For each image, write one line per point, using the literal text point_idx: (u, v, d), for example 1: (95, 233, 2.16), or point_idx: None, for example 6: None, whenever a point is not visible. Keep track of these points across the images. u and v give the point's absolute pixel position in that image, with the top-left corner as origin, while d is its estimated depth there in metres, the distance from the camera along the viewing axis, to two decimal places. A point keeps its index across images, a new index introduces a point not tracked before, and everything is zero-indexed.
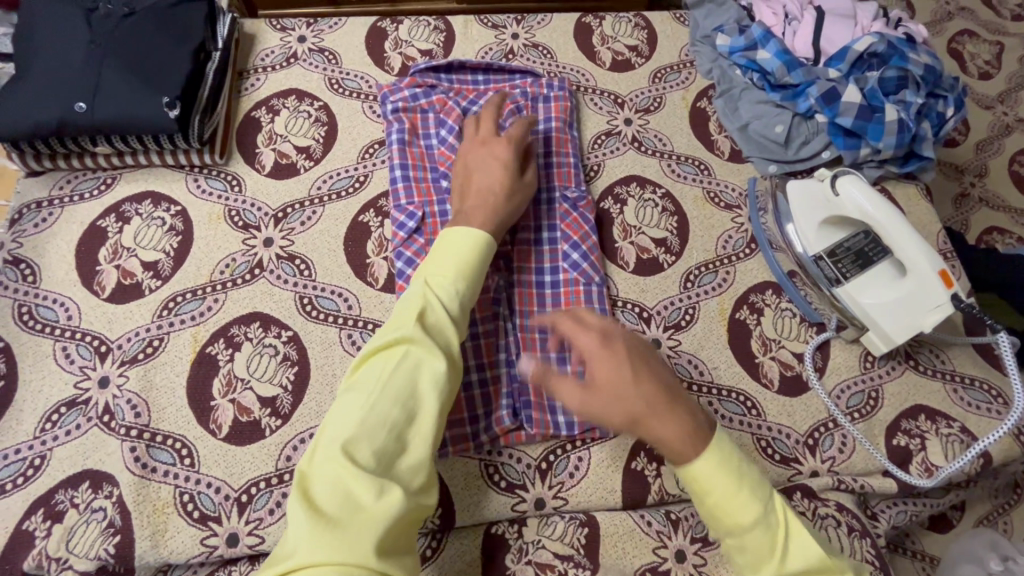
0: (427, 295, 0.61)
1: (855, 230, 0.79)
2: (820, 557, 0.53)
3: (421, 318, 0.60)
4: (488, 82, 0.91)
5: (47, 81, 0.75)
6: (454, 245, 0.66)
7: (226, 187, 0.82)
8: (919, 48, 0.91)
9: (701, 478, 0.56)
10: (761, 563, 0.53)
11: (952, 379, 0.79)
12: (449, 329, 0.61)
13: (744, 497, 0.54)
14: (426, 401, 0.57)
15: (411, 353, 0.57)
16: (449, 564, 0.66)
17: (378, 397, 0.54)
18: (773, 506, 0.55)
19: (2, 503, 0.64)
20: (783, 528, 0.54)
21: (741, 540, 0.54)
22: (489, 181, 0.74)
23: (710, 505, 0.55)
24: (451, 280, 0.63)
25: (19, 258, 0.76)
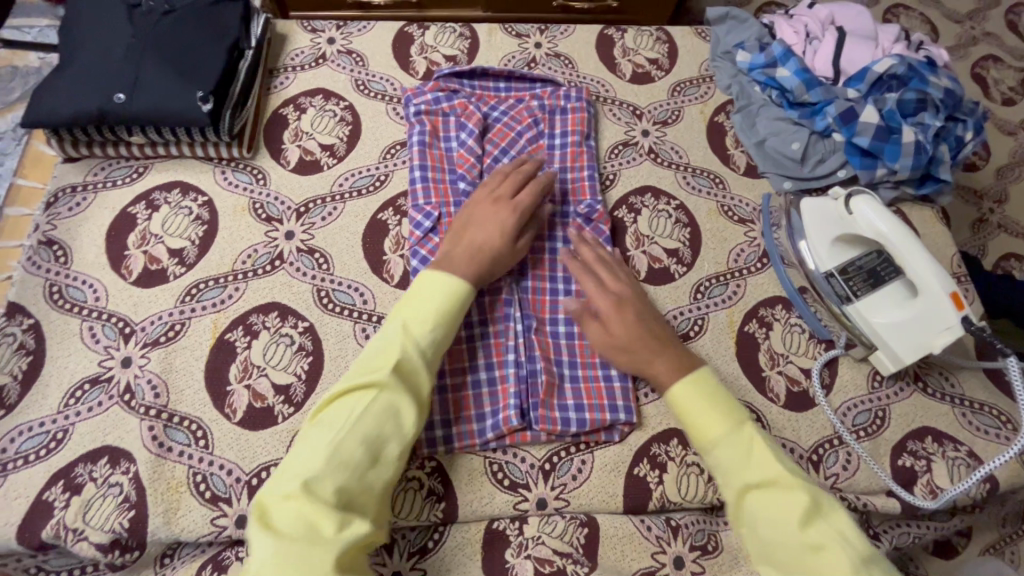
0: (404, 341, 0.64)
1: (869, 249, 0.79)
2: (778, 473, 0.60)
3: (394, 366, 0.62)
4: (510, 90, 0.94)
5: (89, 72, 0.79)
6: (439, 291, 0.67)
7: (252, 180, 0.85)
8: (939, 71, 0.91)
9: (686, 403, 0.66)
10: (730, 474, 0.62)
11: (960, 403, 0.79)
12: (421, 376, 0.64)
13: (714, 414, 0.64)
14: (389, 446, 0.60)
15: (379, 399, 0.60)
16: (451, 556, 0.69)
17: (342, 440, 0.58)
18: (742, 428, 0.64)
19: (24, 473, 0.66)
20: (752, 445, 0.62)
21: (712, 454, 0.63)
22: (484, 236, 0.73)
23: (687, 422, 0.66)
24: (429, 327, 0.65)
25: (52, 240, 0.79)
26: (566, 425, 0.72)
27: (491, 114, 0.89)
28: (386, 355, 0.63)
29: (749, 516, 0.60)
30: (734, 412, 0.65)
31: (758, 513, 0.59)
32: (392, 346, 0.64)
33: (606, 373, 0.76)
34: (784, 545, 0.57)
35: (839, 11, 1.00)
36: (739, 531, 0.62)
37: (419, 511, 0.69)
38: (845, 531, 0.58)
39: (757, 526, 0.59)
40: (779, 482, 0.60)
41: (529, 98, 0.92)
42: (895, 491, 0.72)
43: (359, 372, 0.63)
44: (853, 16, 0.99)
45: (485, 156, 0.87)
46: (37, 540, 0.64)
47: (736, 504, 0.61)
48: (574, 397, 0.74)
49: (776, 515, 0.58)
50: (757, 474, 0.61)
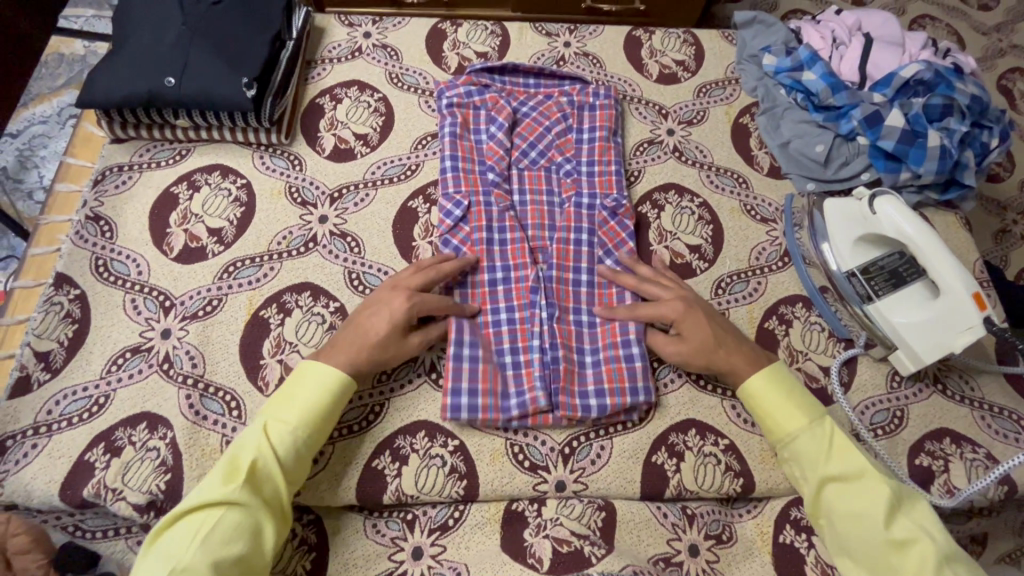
0: (261, 446, 0.63)
1: (890, 250, 0.81)
2: (858, 466, 0.65)
3: (248, 475, 0.60)
4: (540, 87, 0.96)
5: (141, 56, 0.82)
6: (314, 392, 0.67)
7: (288, 165, 0.88)
8: (967, 78, 0.92)
9: (761, 400, 0.71)
10: (811, 467, 0.67)
11: (979, 405, 0.79)
12: (280, 483, 0.62)
13: (790, 410, 0.70)
14: (245, 562, 0.58)
15: (234, 512, 0.58)
16: (470, 533, 0.71)
17: (188, 562, 0.54)
18: (820, 422, 0.69)
19: (68, 434, 0.69)
20: (829, 440, 0.67)
21: (791, 448, 0.69)
22: (372, 322, 0.70)
23: (764, 416, 0.71)
24: (295, 429, 0.64)
25: (99, 216, 0.83)
26: (586, 412, 0.73)
27: (520, 110, 0.92)
28: (239, 463, 0.61)
29: (829, 507, 0.66)
30: (812, 408, 0.70)
31: (838, 505, 0.65)
32: (250, 452, 0.62)
33: (627, 354, 0.76)
34: (864, 537, 0.62)
35: (866, 18, 1.01)
36: (820, 523, 0.67)
37: (441, 488, 0.71)
38: (925, 524, 0.61)
39: (837, 517, 0.65)
40: (857, 475, 0.65)
41: (559, 95, 0.94)
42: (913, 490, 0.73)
43: (208, 485, 0.60)
44: (880, 23, 1.00)
45: (514, 150, 0.89)
46: (78, 498, 0.67)
47: (817, 496, 0.67)
48: (594, 383, 0.75)
49: (853, 506, 0.63)
50: (836, 468, 0.66)
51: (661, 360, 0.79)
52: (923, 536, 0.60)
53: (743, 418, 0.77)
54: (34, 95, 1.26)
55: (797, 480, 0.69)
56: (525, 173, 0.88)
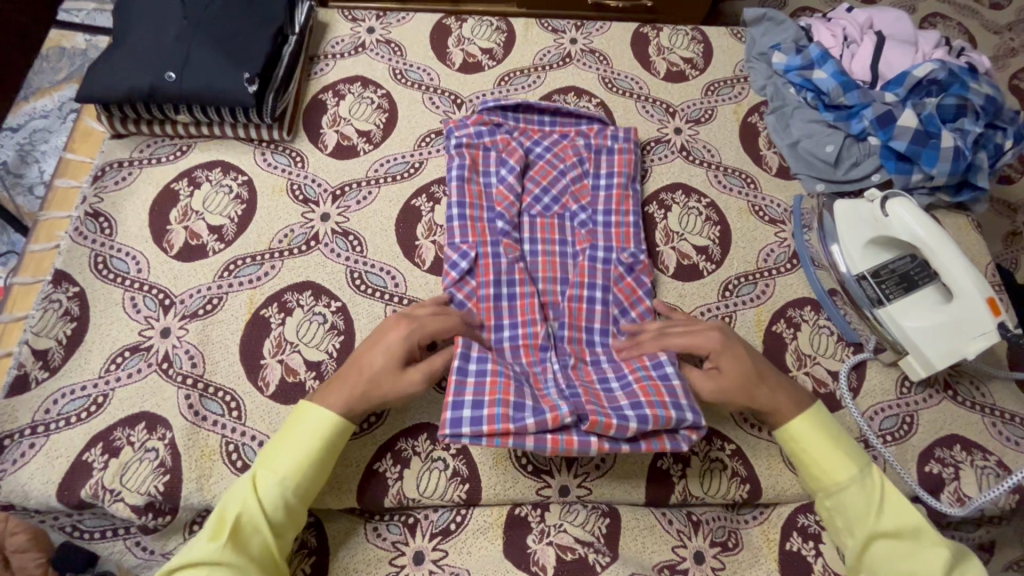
0: (245, 500, 0.60)
1: (902, 253, 0.79)
2: (914, 521, 0.62)
3: (231, 532, 0.58)
4: (555, 125, 0.91)
5: (142, 50, 0.81)
6: (309, 440, 0.63)
7: (290, 162, 0.87)
8: (981, 78, 0.90)
9: (803, 441, 0.68)
10: (860, 520, 0.64)
11: (990, 412, 0.78)
12: (268, 539, 0.60)
13: (838, 460, 0.66)
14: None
15: (220, 574, 0.56)
16: (472, 538, 0.70)
17: None
18: (869, 473, 0.66)
19: (66, 434, 0.68)
20: (878, 494, 0.64)
21: (836, 499, 0.66)
22: (367, 358, 0.67)
23: (810, 463, 0.67)
24: (285, 482, 0.61)
25: (99, 212, 0.82)
26: (624, 424, 0.64)
27: (534, 151, 0.88)
28: (226, 520, 0.59)
29: (876, 561, 0.63)
30: (859, 456, 0.67)
31: (889, 563, 0.62)
32: (236, 507, 0.60)
33: (661, 372, 0.69)
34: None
35: (878, 16, 1.00)
36: (859, 575, 0.65)
37: (443, 491, 0.70)
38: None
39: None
40: (911, 531, 0.62)
41: (576, 136, 0.89)
42: (923, 498, 0.72)
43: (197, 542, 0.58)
44: (892, 21, 0.98)
45: (525, 197, 0.85)
46: (75, 498, 0.66)
47: (864, 550, 0.63)
48: (627, 398, 0.68)
49: (908, 565, 0.61)
50: (890, 525, 0.63)
51: None
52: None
53: (750, 424, 0.76)
54: (34, 89, 1.25)
55: (841, 532, 0.66)
56: (537, 219, 0.84)
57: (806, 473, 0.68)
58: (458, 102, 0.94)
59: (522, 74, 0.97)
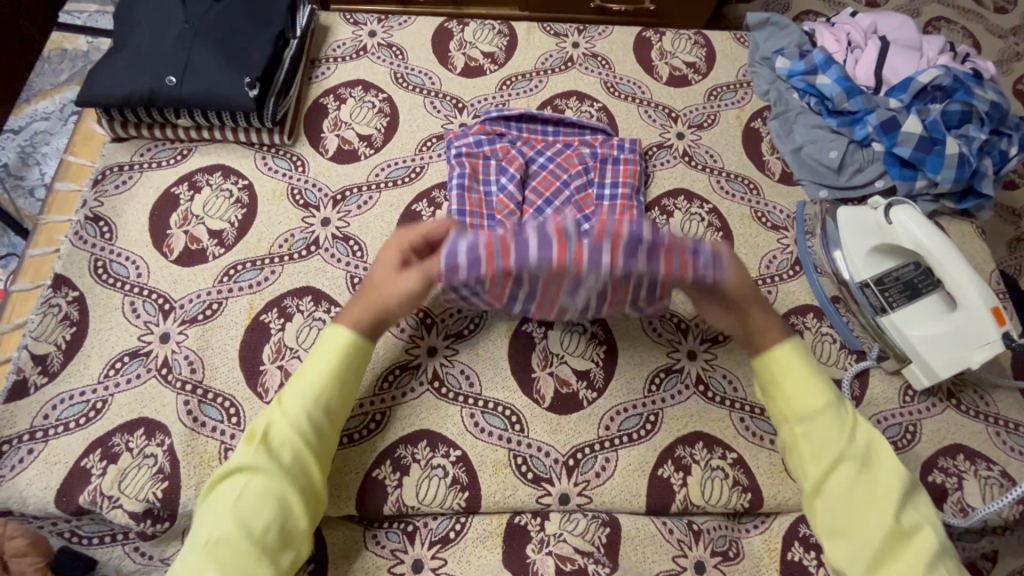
0: (273, 416, 0.64)
1: (906, 260, 0.79)
2: (876, 453, 0.65)
3: (261, 442, 0.62)
4: (560, 135, 0.90)
5: (142, 54, 0.81)
6: (324, 355, 0.67)
7: (291, 166, 0.87)
8: (985, 84, 0.90)
9: (779, 363, 0.70)
10: (827, 446, 0.65)
11: (995, 421, 0.77)
12: (300, 449, 0.63)
13: (813, 389, 0.68)
14: (275, 527, 0.59)
15: (257, 479, 0.60)
16: (471, 546, 0.69)
17: (222, 524, 0.58)
18: (842, 406, 0.68)
19: (64, 440, 0.68)
20: (849, 424, 0.67)
21: (805, 425, 0.67)
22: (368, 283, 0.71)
23: (782, 388, 0.69)
24: (305, 393, 0.65)
25: (98, 216, 0.81)
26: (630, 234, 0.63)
27: (533, 159, 0.87)
28: (256, 437, 0.63)
29: (837, 488, 0.64)
30: (831, 386, 0.69)
31: (847, 488, 0.64)
32: (265, 424, 0.64)
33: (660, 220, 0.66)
34: (876, 520, 0.62)
35: (882, 21, 0.99)
36: (814, 502, 0.66)
37: (443, 499, 0.70)
38: (924, 513, 0.63)
39: (844, 499, 0.64)
40: (873, 461, 0.65)
41: (578, 145, 0.89)
42: None
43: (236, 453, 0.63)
44: (897, 26, 0.98)
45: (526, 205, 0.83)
46: (74, 504, 0.66)
47: (826, 477, 0.65)
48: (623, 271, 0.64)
49: (867, 490, 0.63)
50: (856, 452, 0.65)
51: (667, 371, 0.77)
52: (928, 526, 0.61)
53: (752, 432, 0.75)
54: (36, 91, 1.25)
55: (804, 459, 0.67)
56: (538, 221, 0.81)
57: (778, 399, 0.70)
58: (460, 106, 0.94)
59: (524, 78, 0.97)
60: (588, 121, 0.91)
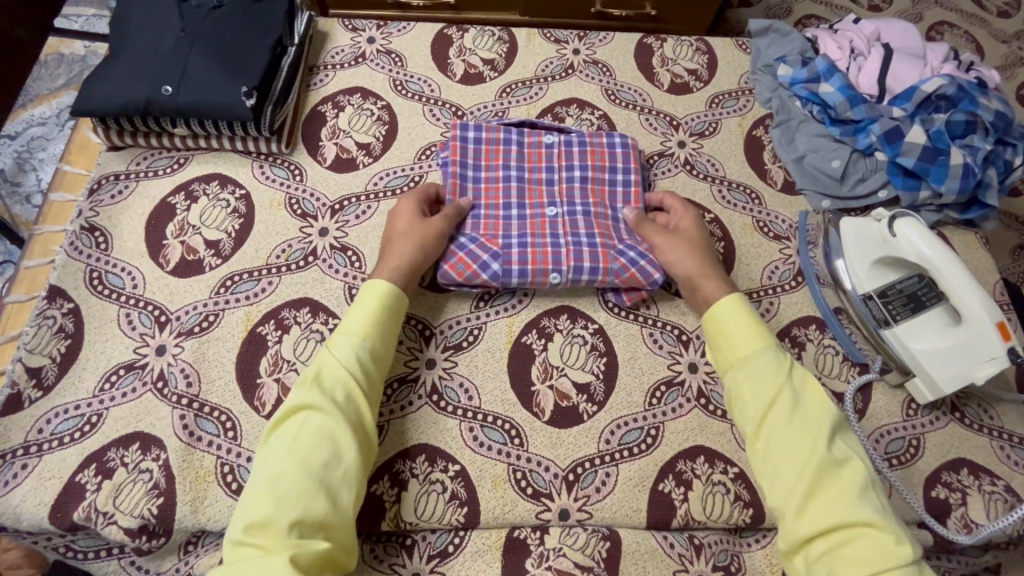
0: (323, 361, 0.65)
1: (909, 273, 0.78)
2: (808, 391, 0.66)
3: (316, 383, 0.63)
4: (583, 147, 0.86)
5: (138, 63, 0.80)
6: (366, 300, 0.70)
7: (288, 176, 0.86)
8: (990, 93, 0.89)
9: (724, 318, 0.71)
10: (764, 387, 0.66)
11: (999, 435, 0.76)
12: (353, 391, 0.64)
13: (753, 335, 0.69)
14: (334, 466, 0.60)
15: (315, 417, 0.61)
16: (470, 562, 0.69)
17: (284, 468, 0.58)
18: (778, 350, 0.68)
19: (59, 455, 0.68)
20: (785, 365, 0.67)
21: (747, 369, 0.68)
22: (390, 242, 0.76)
23: (727, 340, 0.71)
24: (353, 336, 0.67)
25: (94, 226, 0.81)
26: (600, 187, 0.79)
27: (545, 178, 0.85)
28: (308, 379, 0.64)
29: (773, 428, 0.64)
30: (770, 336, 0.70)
31: (783, 428, 0.63)
32: (315, 369, 0.65)
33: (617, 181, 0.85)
34: (806, 454, 0.61)
35: (885, 28, 0.98)
36: (755, 446, 0.65)
37: (441, 514, 0.69)
38: (854, 450, 0.63)
39: (780, 437, 0.63)
40: (807, 401, 0.65)
41: (598, 163, 0.85)
42: (929, 524, 0.70)
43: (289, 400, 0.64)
44: (900, 34, 0.97)
45: (533, 220, 0.82)
46: (68, 521, 0.65)
47: (764, 417, 0.65)
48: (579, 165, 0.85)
49: (799, 426, 0.63)
50: (789, 390, 0.65)
51: (668, 384, 0.77)
52: (856, 459, 0.62)
53: None
54: (32, 96, 1.24)
55: (745, 404, 0.66)
56: (528, 232, 0.80)
57: (724, 349, 0.71)
58: (459, 114, 0.93)
59: (524, 85, 0.96)
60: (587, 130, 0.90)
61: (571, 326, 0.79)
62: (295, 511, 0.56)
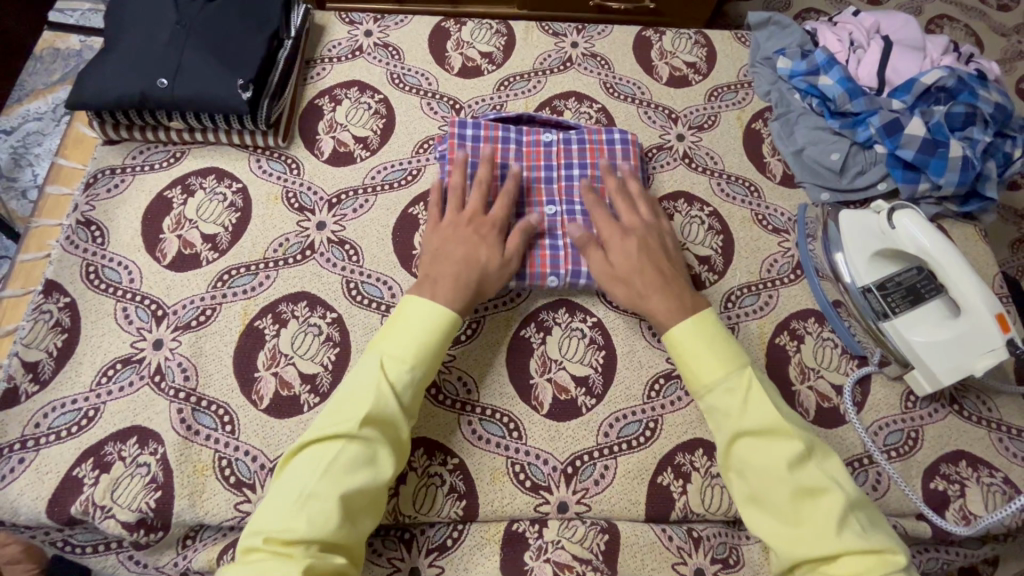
0: (379, 383, 0.63)
1: (908, 265, 0.78)
2: (774, 416, 0.62)
3: (368, 410, 0.61)
4: (582, 145, 0.85)
5: (134, 55, 0.80)
6: (423, 321, 0.67)
7: (285, 169, 0.86)
8: (990, 85, 0.89)
9: (682, 344, 0.68)
10: (727, 419, 0.63)
11: (998, 427, 0.76)
12: (397, 420, 0.63)
13: (709, 360, 0.66)
14: (367, 493, 0.59)
15: (357, 444, 0.60)
16: (469, 554, 0.69)
17: (317, 488, 0.57)
18: (739, 371, 0.65)
19: (56, 448, 0.67)
20: (747, 387, 0.64)
21: (709, 400, 0.65)
22: (470, 252, 0.72)
23: (683, 365, 0.68)
24: (409, 363, 0.64)
25: (90, 220, 0.80)
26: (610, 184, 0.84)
27: (543, 177, 0.84)
28: (360, 399, 0.61)
29: (741, 459, 0.62)
30: (732, 358, 0.66)
31: (751, 459, 0.61)
32: (366, 389, 0.62)
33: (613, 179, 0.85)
34: (776, 487, 0.59)
35: (885, 20, 0.98)
36: (728, 475, 0.64)
37: (440, 508, 0.69)
38: (833, 474, 0.60)
39: (749, 470, 0.61)
40: (772, 427, 0.61)
41: (597, 162, 0.84)
42: (927, 515, 0.70)
43: (332, 415, 0.61)
44: (900, 26, 0.97)
45: (530, 221, 0.81)
46: (66, 515, 0.65)
47: (730, 449, 0.63)
48: (578, 164, 0.85)
49: (766, 456, 0.61)
50: (750, 420, 0.62)
51: (667, 377, 0.76)
52: (833, 486, 0.59)
53: None
54: (28, 90, 1.23)
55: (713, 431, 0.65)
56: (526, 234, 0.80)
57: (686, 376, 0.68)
58: (457, 108, 0.93)
59: (522, 79, 0.96)
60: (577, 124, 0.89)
61: (569, 319, 0.79)
62: (320, 533, 0.55)
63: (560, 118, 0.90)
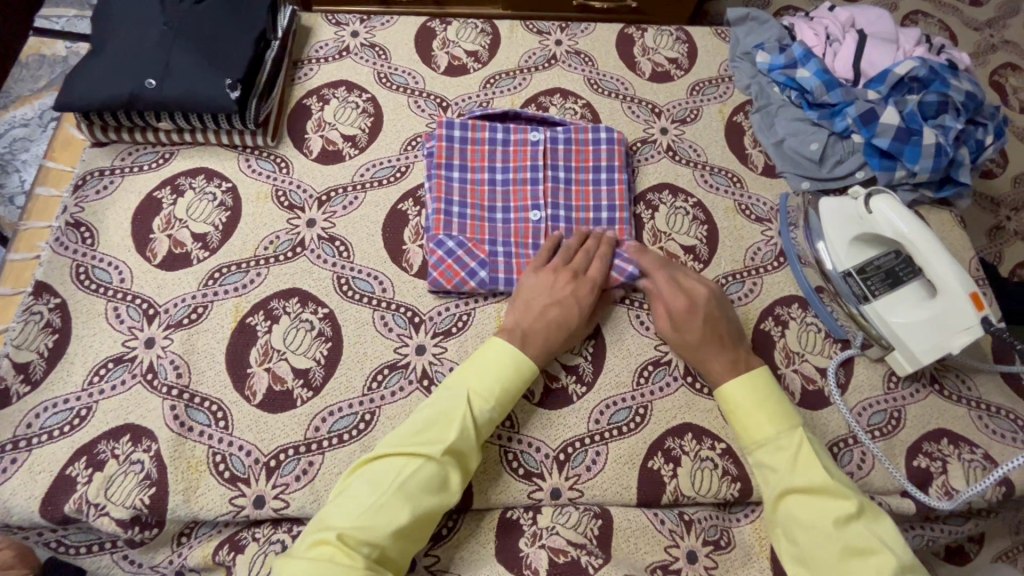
0: (466, 415, 0.64)
1: (888, 249, 0.80)
2: (824, 478, 0.62)
3: (452, 440, 0.62)
4: (568, 144, 0.87)
5: (120, 58, 0.80)
6: (514, 366, 0.68)
7: (274, 168, 0.86)
8: (961, 75, 0.91)
9: (730, 398, 0.70)
10: (776, 473, 0.64)
11: (977, 406, 0.78)
12: (474, 450, 0.64)
13: (759, 417, 0.67)
14: (432, 514, 0.60)
15: (431, 467, 0.61)
16: (462, 544, 0.69)
17: (388, 500, 0.58)
18: (791, 432, 0.66)
19: (49, 448, 0.67)
20: (798, 448, 0.65)
21: (758, 456, 0.67)
22: (564, 313, 0.73)
23: (736, 421, 0.69)
24: (493, 403, 0.66)
25: (80, 222, 0.80)
26: (597, 185, 0.86)
27: (529, 177, 0.85)
28: (445, 425, 0.63)
29: (788, 517, 0.63)
30: (786, 418, 0.67)
31: (796, 516, 0.62)
32: (452, 417, 0.64)
33: (596, 180, 0.87)
34: (820, 546, 0.60)
35: (860, 15, 1.01)
36: (775, 531, 0.65)
37: None
38: (884, 536, 0.60)
39: (795, 526, 0.62)
40: (822, 488, 0.61)
41: (582, 162, 0.87)
42: (911, 492, 0.72)
43: (416, 433, 0.62)
44: (874, 20, 0.99)
45: (516, 224, 0.83)
46: (59, 514, 0.65)
47: (776, 503, 0.64)
48: (565, 160, 0.86)
49: (816, 514, 0.61)
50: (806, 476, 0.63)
51: (655, 364, 0.78)
52: (884, 548, 0.58)
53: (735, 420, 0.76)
54: (14, 97, 1.23)
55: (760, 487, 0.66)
56: (512, 238, 0.82)
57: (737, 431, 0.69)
58: (444, 105, 0.94)
59: (507, 76, 0.97)
60: (564, 119, 0.91)
61: None
62: (384, 540, 0.57)
63: (546, 114, 0.91)
